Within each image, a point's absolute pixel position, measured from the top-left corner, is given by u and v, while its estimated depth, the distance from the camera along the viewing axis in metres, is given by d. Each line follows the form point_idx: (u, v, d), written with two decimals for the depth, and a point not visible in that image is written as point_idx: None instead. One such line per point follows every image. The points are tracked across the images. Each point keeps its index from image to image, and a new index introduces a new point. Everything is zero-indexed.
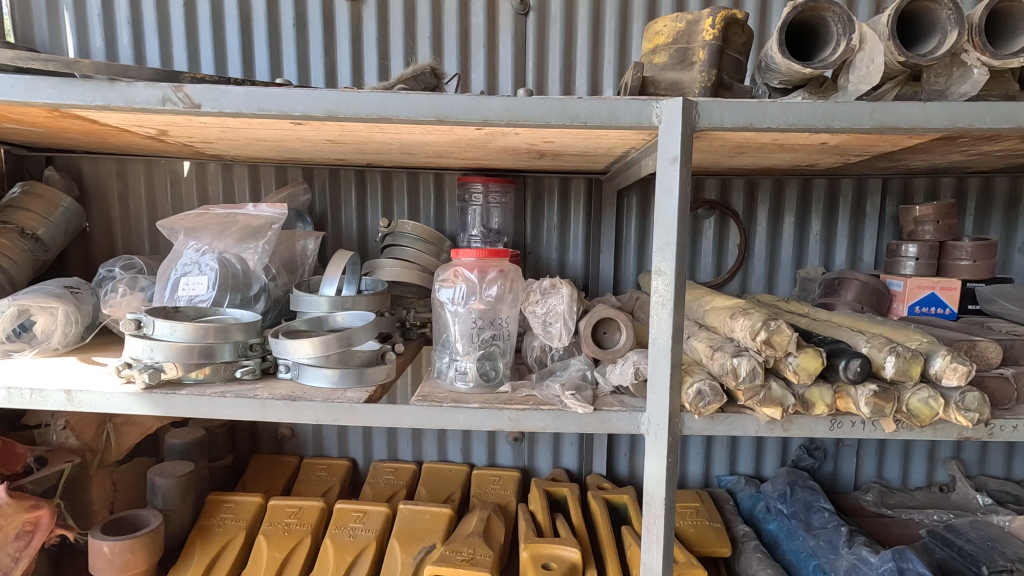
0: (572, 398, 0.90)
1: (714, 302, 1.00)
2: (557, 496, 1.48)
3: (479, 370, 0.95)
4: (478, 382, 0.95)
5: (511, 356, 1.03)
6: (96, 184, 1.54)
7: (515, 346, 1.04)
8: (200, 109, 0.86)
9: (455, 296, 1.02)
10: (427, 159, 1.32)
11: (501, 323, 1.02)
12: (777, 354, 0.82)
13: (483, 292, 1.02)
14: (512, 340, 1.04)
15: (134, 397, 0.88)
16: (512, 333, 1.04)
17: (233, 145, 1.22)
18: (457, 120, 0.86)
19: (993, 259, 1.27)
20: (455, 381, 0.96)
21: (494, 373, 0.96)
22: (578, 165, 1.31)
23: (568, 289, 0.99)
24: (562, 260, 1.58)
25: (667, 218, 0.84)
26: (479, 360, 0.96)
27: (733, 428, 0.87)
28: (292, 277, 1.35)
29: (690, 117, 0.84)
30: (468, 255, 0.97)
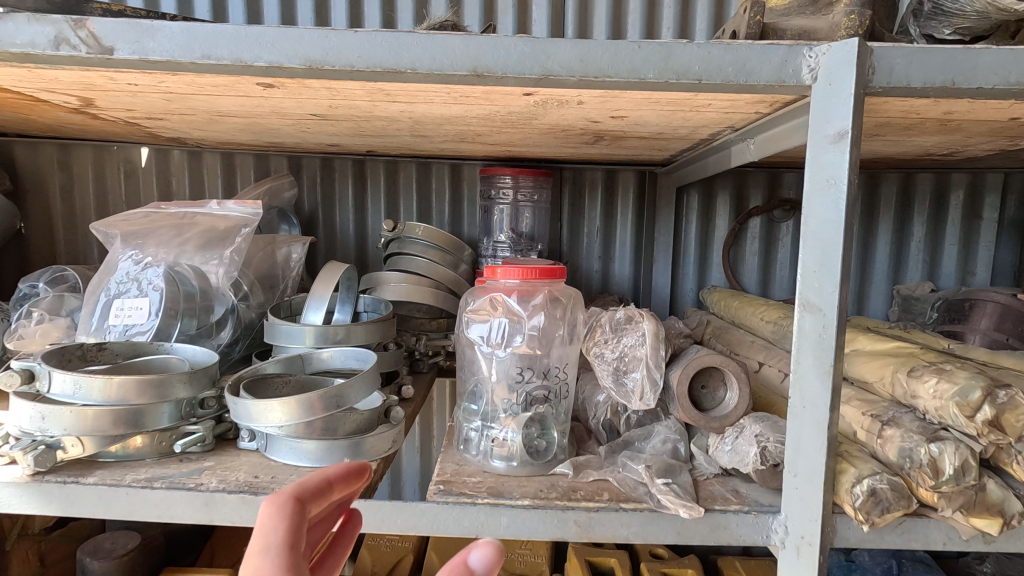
0: (667, 491, 0.61)
1: (857, 344, 0.71)
2: (602, 567, 1.18)
3: (527, 442, 0.66)
4: (525, 462, 0.65)
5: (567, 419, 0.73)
6: (32, 174, 1.25)
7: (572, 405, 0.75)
8: (114, 56, 0.56)
9: (490, 332, 0.75)
10: (444, 145, 1.03)
11: (556, 372, 0.73)
12: (1004, 442, 0.52)
13: (525, 326, 0.75)
14: (569, 395, 0.74)
15: (16, 490, 0.60)
16: (569, 387, 0.74)
17: (191, 123, 0.92)
18: (502, 76, 0.57)
19: None
20: (486, 460, 0.67)
21: (546, 446, 0.67)
22: (638, 151, 1.02)
23: (651, 326, 0.69)
24: (606, 271, 1.29)
25: (825, 227, 0.55)
26: (528, 427, 0.67)
27: (912, 542, 0.58)
28: (272, 295, 1.06)
29: (865, 72, 0.54)
30: (506, 274, 0.68)
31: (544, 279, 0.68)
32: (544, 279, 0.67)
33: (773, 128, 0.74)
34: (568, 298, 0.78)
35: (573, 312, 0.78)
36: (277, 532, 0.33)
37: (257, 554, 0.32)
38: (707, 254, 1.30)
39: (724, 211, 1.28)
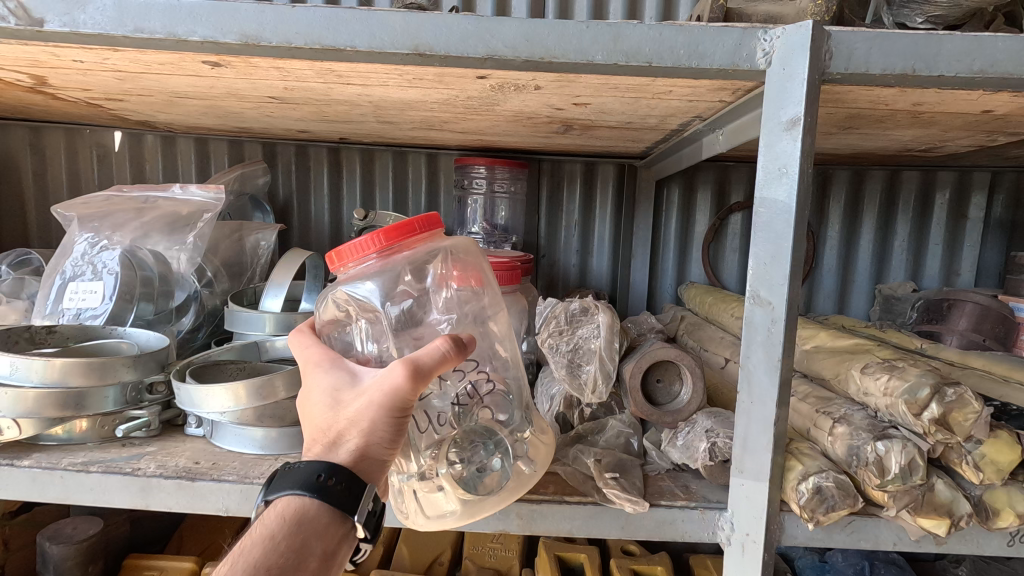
0: (615, 484, 0.60)
1: (817, 340, 0.70)
2: (573, 562, 1.17)
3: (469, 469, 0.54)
4: (487, 492, 0.55)
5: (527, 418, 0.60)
6: (5, 158, 1.24)
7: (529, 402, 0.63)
8: (46, 29, 0.55)
9: (369, 330, 0.60)
10: (414, 132, 1.01)
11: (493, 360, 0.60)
12: (953, 440, 0.51)
13: (432, 309, 0.62)
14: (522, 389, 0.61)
15: None
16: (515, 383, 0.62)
17: (152, 104, 0.90)
18: (447, 56, 0.55)
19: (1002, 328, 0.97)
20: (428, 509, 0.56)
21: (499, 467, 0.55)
22: (612, 142, 1.00)
23: (606, 317, 0.68)
24: (583, 266, 1.27)
25: (778, 217, 0.53)
26: (462, 450, 0.55)
27: (860, 539, 0.57)
28: (236, 282, 1.04)
29: (820, 58, 0.52)
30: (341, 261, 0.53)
31: (392, 242, 0.52)
32: (390, 242, 0.51)
33: (737, 119, 0.72)
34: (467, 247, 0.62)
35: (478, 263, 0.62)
36: (329, 382, 0.53)
37: (304, 349, 0.57)
38: (688, 250, 1.28)
39: (705, 207, 1.26)
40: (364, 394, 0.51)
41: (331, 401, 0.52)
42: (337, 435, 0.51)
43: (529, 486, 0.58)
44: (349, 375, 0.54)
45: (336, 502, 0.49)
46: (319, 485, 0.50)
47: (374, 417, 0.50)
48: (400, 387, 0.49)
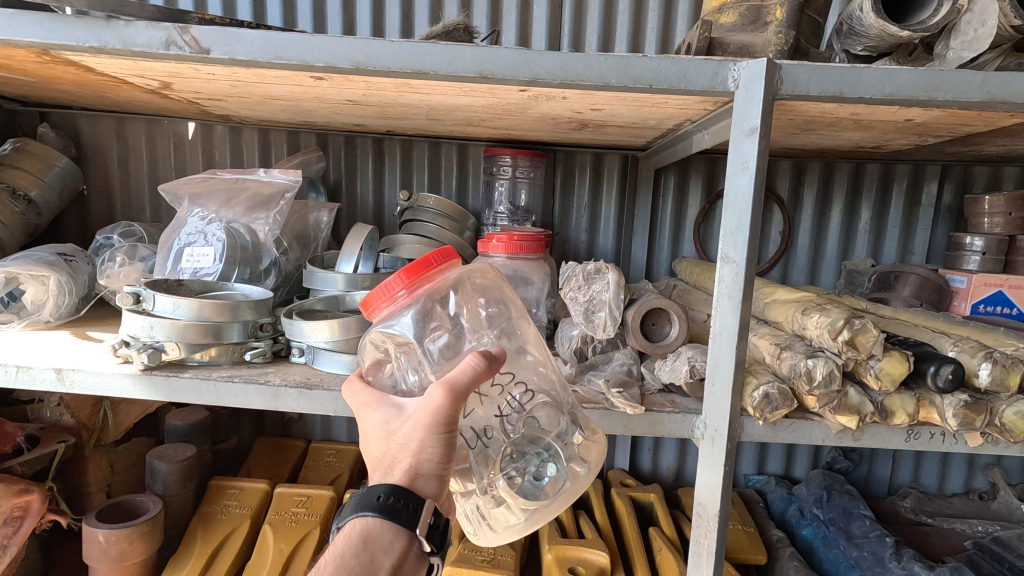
0: (619, 396, 0.81)
1: (776, 296, 0.92)
2: (579, 492, 1.39)
3: (527, 476, 0.66)
4: (547, 495, 0.67)
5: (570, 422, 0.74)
6: (94, 144, 1.43)
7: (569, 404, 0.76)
8: (209, 55, 0.74)
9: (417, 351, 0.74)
10: (454, 127, 1.21)
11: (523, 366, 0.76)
12: (859, 357, 0.73)
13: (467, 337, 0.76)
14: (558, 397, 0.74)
15: (133, 378, 0.80)
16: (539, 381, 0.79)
17: (242, 103, 1.10)
18: (503, 78, 0.75)
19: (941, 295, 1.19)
20: (510, 516, 0.70)
21: (554, 472, 0.66)
22: (619, 137, 1.20)
23: (615, 276, 0.89)
24: (591, 242, 1.48)
25: (741, 199, 0.74)
26: (517, 464, 0.67)
27: (798, 436, 0.78)
28: (304, 251, 1.25)
29: (774, 83, 0.72)
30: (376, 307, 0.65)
31: (413, 280, 0.64)
32: (409, 281, 0.63)
33: (720, 122, 0.91)
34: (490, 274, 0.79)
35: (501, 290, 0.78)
36: (383, 419, 0.67)
37: (358, 397, 0.71)
38: (681, 230, 1.49)
39: (697, 193, 1.47)
40: (414, 418, 0.63)
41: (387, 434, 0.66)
42: (394, 459, 0.65)
43: (584, 485, 0.71)
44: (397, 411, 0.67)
45: (394, 522, 0.62)
46: (380, 506, 0.63)
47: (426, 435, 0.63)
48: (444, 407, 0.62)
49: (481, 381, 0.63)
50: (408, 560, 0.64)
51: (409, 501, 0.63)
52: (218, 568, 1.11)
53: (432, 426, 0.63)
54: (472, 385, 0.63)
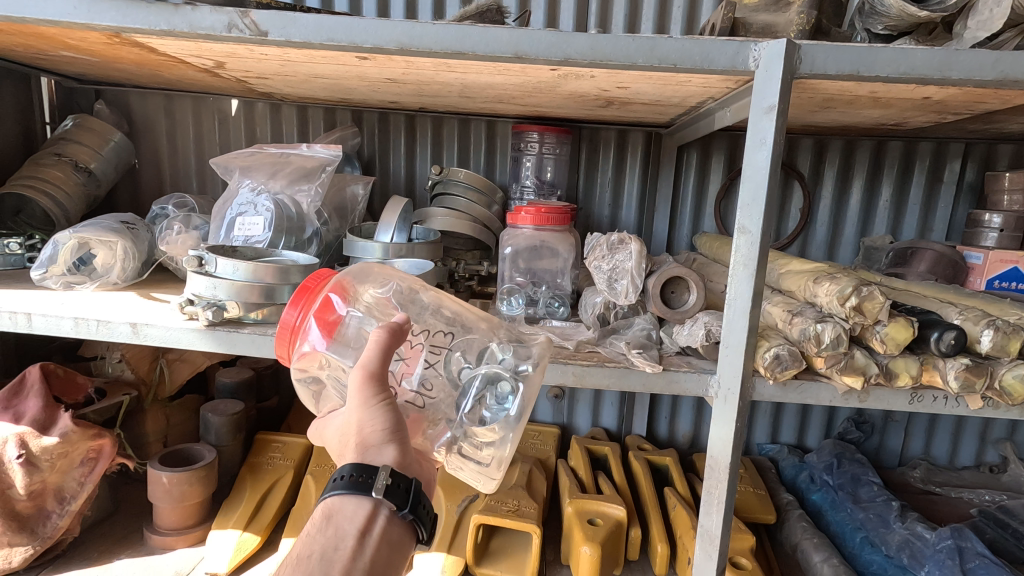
0: (639, 356, 0.88)
1: (790, 266, 0.97)
2: (598, 454, 1.47)
3: (486, 396, 0.72)
4: (510, 411, 0.71)
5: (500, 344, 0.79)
6: (144, 120, 1.52)
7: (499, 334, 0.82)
8: (267, 37, 0.81)
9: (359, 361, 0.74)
10: (484, 104, 1.26)
11: (445, 316, 0.82)
12: (865, 322, 0.78)
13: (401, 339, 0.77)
14: (481, 335, 0.81)
15: (199, 333, 0.89)
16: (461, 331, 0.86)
17: (287, 81, 1.17)
18: (536, 58, 0.80)
19: (956, 270, 1.21)
20: (500, 443, 0.74)
21: (505, 387, 0.72)
22: (643, 114, 1.24)
23: (637, 246, 0.95)
24: (614, 217, 1.53)
25: (758, 173, 0.79)
26: (472, 396, 0.73)
27: (807, 396, 0.84)
28: (343, 223, 1.33)
29: (793, 62, 0.76)
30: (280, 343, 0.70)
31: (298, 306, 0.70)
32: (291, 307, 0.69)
33: (741, 100, 0.96)
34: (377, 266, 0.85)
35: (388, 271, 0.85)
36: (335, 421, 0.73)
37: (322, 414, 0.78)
38: (702, 205, 1.53)
39: (718, 169, 1.50)
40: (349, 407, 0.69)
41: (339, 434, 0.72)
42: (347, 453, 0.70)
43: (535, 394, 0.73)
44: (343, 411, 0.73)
45: (352, 492, 0.67)
46: (340, 481, 0.68)
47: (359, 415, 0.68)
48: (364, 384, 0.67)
49: (391, 348, 0.67)
50: (378, 525, 0.68)
51: (365, 470, 0.67)
52: (266, 513, 1.22)
53: (361, 405, 0.68)
54: (386, 354, 0.67)
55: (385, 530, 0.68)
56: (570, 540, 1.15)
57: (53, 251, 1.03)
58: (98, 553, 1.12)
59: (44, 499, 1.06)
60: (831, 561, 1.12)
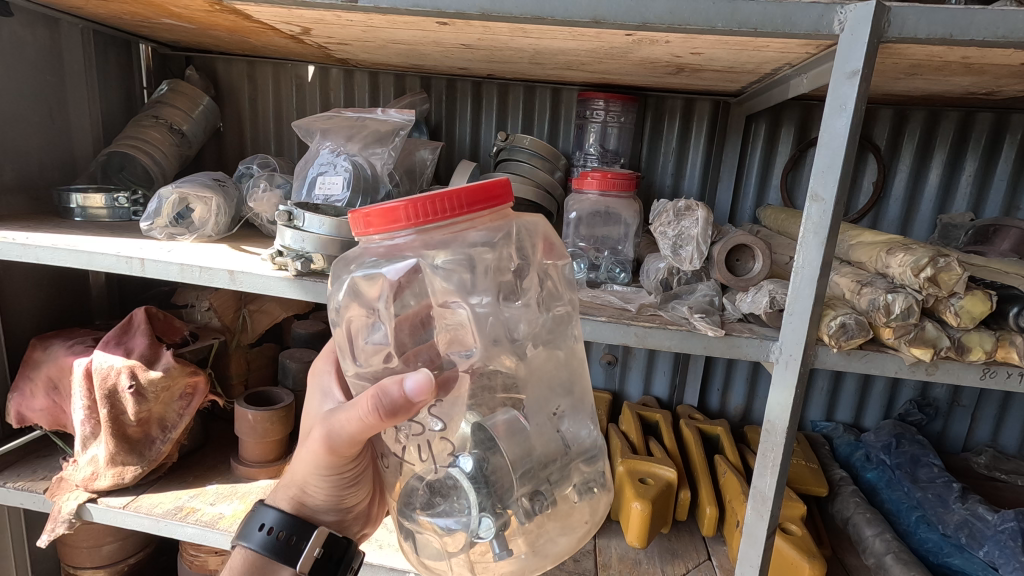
0: (701, 320, 0.90)
1: (862, 237, 0.96)
2: (649, 420, 1.50)
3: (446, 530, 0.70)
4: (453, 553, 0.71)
5: (542, 494, 0.70)
6: (229, 85, 1.61)
7: (562, 470, 0.73)
8: (357, 4, 0.85)
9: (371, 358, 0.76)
10: (552, 71, 1.28)
11: (546, 401, 0.75)
12: (940, 294, 0.78)
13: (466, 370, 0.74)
14: (540, 466, 0.70)
15: (287, 282, 0.97)
16: (544, 425, 0.74)
17: (365, 47, 1.22)
18: (614, 23, 0.81)
19: None
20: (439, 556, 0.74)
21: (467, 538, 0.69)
22: (714, 81, 1.22)
23: (704, 213, 0.96)
24: (676, 186, 1.52)
25: (835, 139, 0.78)
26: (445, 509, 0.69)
27: (870, 367, 0.84)
28: (412, 185, 1.39)
29: (881, 26, 0.75)
30: (370, 214, 0.62)
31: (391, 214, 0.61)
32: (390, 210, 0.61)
33: (820, 66, 0.94)
34: (540, 237, 0.79)
35: (542, 263, 0.81)
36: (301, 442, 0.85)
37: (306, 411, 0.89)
38: (768, 177, 1.50)
39: (788, 140, 1.46)
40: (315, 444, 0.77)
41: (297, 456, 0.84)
42: (301, 477, 0.84)
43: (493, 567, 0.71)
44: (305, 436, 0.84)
45: (275, 550, 0.81)
46: (268, 534, 0.82)
47: (317, 466, 0.80)
48: (330, 444, 0.75)
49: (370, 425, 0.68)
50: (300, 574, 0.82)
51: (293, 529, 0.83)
52: None
53: (318, 462, 0.80)
54: (360, 429, 0.69)
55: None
56: (621, 497, 1.20)
57: (158, 205, 1.13)
58: (194, 477, 1.26)
59: (150, 426, 1.19)
60: (884, 536, 1.13)
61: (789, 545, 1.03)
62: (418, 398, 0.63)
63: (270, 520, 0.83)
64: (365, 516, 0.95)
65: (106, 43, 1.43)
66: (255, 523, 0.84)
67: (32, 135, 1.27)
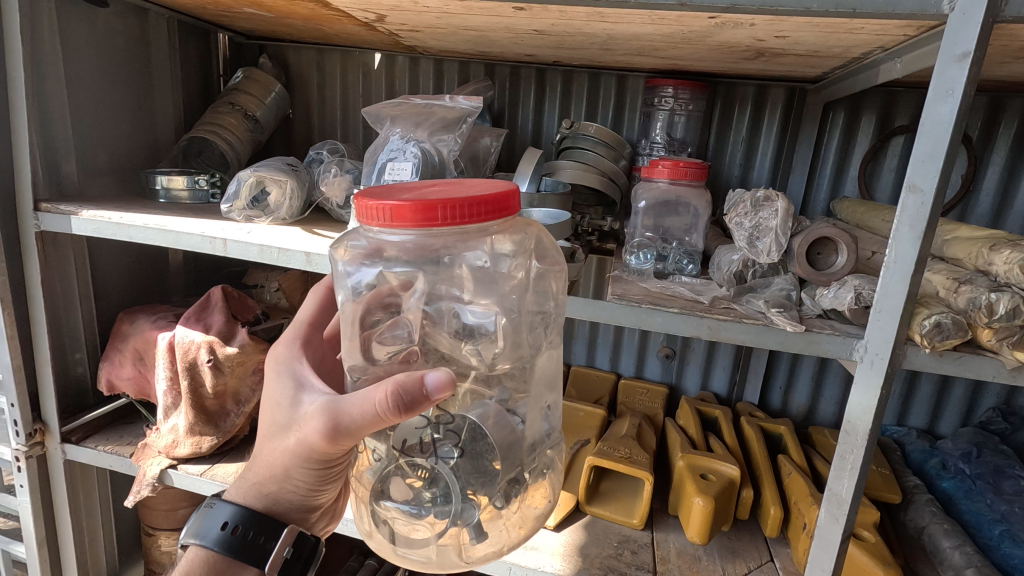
0: (779, 315, 0.87)
1: (957, 233, 0.90)
2: (708, 416, 1.47)
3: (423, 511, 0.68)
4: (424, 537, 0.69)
5: (519, 482, 0.72)
6: (299, 73, 1.66)
7: (539, 457, 0.76)
8: None
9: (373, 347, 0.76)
10: (622, 57, 1.25)
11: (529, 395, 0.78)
12: None
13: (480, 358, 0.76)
14: (521, 454, 0.70)
15: None
16: (534, 420, 0.76)
17: (435, 34, 1.23)
18: (699, 6, 0.79)
19: None
20: (405, 546, 0.71)
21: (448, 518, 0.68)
22: (794, 67, 1.17)
23: (784, 204, 0.92)
24: (744, 176, 1.47)
25: (938, 126, 0.74)
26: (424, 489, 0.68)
27: (964, 370, 0.79)
28: (476, 172, 1.40)
29: (997, 5, 0.70)
30: (390, 209, 0.59)
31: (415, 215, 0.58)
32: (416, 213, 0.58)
33: (919, 49, 0.88)
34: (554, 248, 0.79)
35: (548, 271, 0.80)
36: (269, 437, 0.77)
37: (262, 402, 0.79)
38: (844, 168, 1.43)
39: (868, 130, 1.39)
40: (303, 440, 0.71)
41: (271, 451, 0.76)
42: (279, 472, 0.77)
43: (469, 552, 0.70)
44: (276, 431, 0.75)
45: (236, 549, 0.78)
46: (231, 531, 0.79)
47: (301, 460, 0.74)
48: (322, 442, 0.69)
49: (379, 422, 0.64)
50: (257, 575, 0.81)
51: (256, 529, 0.79)
52: None
53: (308, 459, 0.74)
54: (367, 425, 0.64)
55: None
56: (680, 491, 1.18)
57: (237, 188, 1.19)
58: None
59: (225, 400, 1.25)
60: (964, 549, 1.07)
61: (862, 552, 1.00)
62: (440, 394, 0.61)
63: (232, 519, 0.79)
64: (329, 513, 0.92)
65: (188, 33, 1.49)
66: (215, 520, 0.80)
67: (121, 121, 1.34)
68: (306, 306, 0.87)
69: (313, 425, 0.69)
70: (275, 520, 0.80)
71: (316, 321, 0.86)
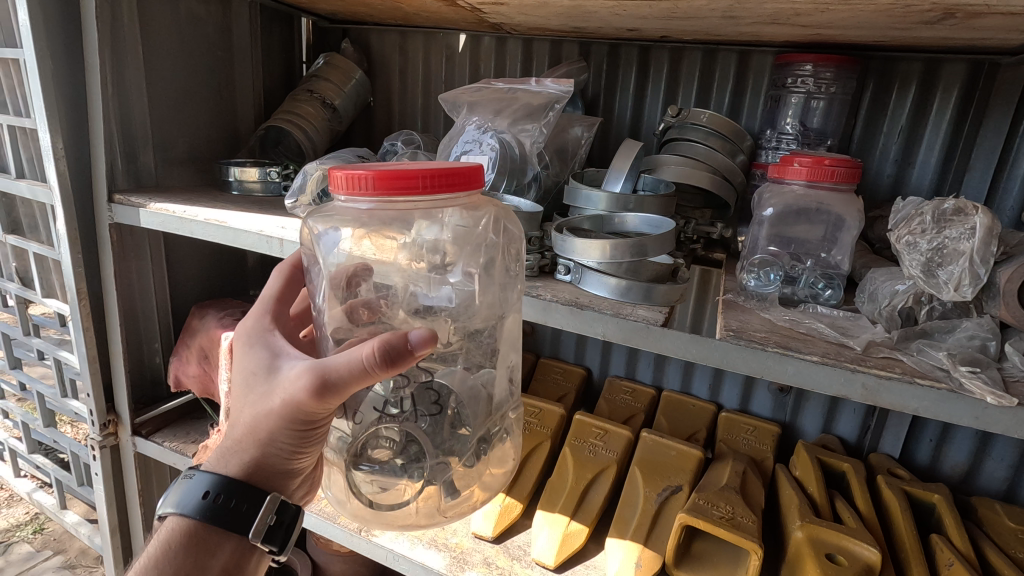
0: (974, 378, 0.62)
1: None
2: (833, 468, 1.19)
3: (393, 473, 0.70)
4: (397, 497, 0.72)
5: (486, 439, 0.76)
6: (381, 57, 1.56)
7: (499, 420, 0.79)
8: None
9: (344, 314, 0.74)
10: (749, 28, 1.01)
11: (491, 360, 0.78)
12: None
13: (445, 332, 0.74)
14: (483, 411, 0.74)
15: None
16: (499, 377, 0.79)
17: (522, 7, 1.06)
18: None
19: None
20: (379, 505, 0.72)
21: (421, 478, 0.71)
22: (993, 32, 0.88)
23: (986, 220, 0.66)
24: (899, 176, 1.17)
25: None
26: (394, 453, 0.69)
27: None
28: (563, 167, 1.22)
29: None
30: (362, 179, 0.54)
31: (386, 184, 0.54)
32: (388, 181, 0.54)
33: None
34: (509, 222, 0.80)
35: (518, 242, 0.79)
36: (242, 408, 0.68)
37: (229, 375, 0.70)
38: None
39: None
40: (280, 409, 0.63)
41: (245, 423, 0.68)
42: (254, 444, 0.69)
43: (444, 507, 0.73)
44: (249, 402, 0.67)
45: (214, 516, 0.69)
46: (209, 499, 0.70)
47: (279, 431, 0.66)
48: (305, 409, 0.62)
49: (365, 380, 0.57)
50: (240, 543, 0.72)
51: (236, 496, 0.70)
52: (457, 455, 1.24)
53: (288, 430, 0.66)
54: (353, 385, 0.58)
55: (252, 548, 0.73)
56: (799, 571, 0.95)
57: (302, 181, 1.11)
58: None
59: None
60: None
61: None
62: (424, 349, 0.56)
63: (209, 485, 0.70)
64: (310, 480, 0.82)
65: (270, 18, 1.44)
66: (191, 487, 0.71)
67: (200, 110, 1.31)
68: (271, 280, 0.78)
69: (288, 397, 0.62)
70: (255, 486, 0.71)
71: (285, 296, 0.78)
